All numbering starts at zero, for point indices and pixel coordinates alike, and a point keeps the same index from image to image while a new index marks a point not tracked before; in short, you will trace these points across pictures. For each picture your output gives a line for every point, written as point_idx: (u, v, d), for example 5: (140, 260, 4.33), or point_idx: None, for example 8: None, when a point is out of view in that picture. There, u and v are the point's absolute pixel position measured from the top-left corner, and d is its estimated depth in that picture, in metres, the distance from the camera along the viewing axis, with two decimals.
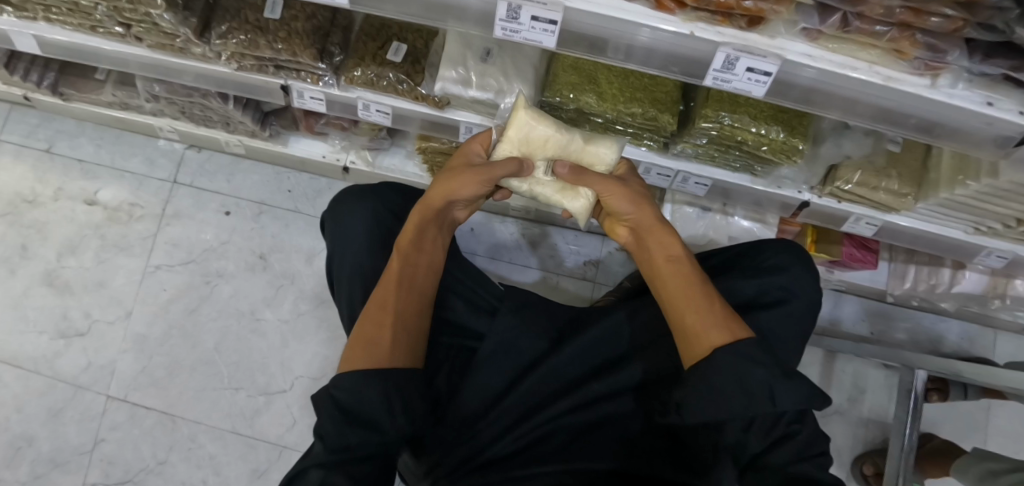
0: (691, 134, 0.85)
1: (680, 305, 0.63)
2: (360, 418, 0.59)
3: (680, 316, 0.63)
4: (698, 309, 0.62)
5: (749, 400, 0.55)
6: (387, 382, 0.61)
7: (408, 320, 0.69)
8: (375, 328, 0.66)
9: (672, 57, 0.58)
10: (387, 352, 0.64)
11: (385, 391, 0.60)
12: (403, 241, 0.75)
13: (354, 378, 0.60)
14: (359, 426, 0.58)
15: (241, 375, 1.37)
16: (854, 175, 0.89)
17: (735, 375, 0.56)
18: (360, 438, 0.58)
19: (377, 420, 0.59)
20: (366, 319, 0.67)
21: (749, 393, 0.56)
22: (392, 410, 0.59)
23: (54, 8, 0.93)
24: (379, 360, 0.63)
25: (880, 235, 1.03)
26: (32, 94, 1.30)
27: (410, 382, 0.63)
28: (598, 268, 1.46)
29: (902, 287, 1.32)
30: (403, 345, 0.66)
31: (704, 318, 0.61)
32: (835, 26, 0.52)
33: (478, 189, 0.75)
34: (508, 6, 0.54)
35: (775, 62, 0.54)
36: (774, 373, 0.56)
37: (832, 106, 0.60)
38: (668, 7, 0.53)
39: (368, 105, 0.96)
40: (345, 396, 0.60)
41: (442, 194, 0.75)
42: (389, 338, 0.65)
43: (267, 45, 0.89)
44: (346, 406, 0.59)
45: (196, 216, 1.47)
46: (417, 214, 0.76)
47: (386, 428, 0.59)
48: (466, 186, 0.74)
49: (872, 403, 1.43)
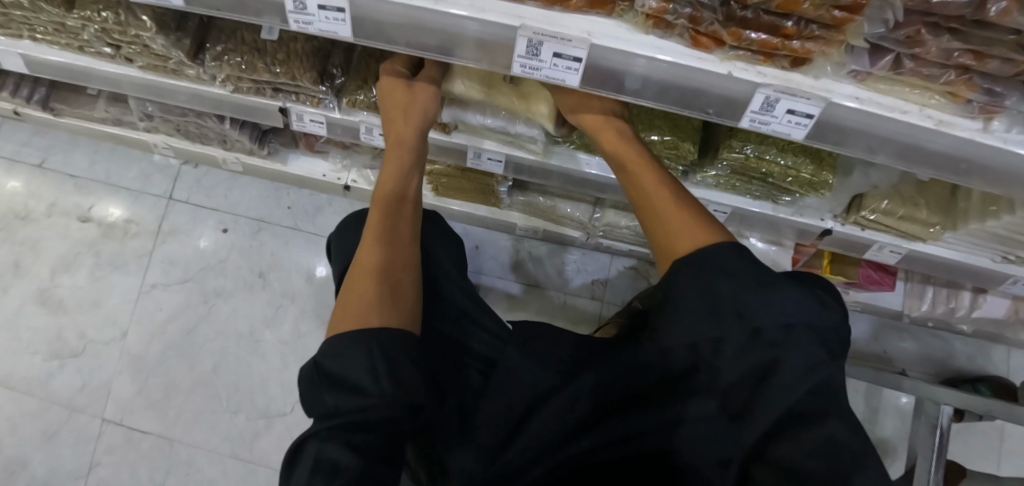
0: (712, 163, 0.81)
1: (664, 229, 0.62)
2: (344, 383, 0.53)
3: (662, 237, 0.62)
4: (680, 226, 0.61)
5: (721, 320, 0.52)
6: (372, 338, 0.55)
7: (394, 276, 0.64)
8: (363, 285, 0.61)
9: (710, 97, 0.52)
10: (374, 311, 0.58)
11: (367, 351, 0.54)
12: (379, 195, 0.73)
13: (338, 340, 0.55)
14: (343, 391, 0.52)
15: (240, 398, 1.32)
16: (880, 204, 0.84)
17: (700, 290, 0.54)
18: (342, 402, 0.51)
19: (359, 382, 0.52)
20: (352, 281, 0.63)
21: (716, 311, 0.53)
22: (375, 369, 0.52)
23: (39, 27, 0.88)
24: (368, 320, 0.57)
25: (906, 264, 0.97)
26: (22, 109, 1.25)
27: (400, 342, 0.56)
28: (606, 286, 1.42)
29: (919, 309, 1.25)
30: (391, 304, 0.60)
31: (691, 232, 0.60)
32: (886, 68, 0.48)
33: (431, 106, 0.78)
34: (528, 43, 0.49)
35: (819, 105, 0.49)
36: (745, 284, 0.53)
37: (880, 151, 0.54)
38: (705, 45, 0.48)
39: (371, 129, 0.92)
40: (328, 361, 0.54)
41: (399, 132, 0.77)
42: (374, 293, 0.60)
43: (265, 68, 0.84)
44: (331, 373, 0.53)
45: (193, 232, 1.43)
46: (390, 158, 0.76)
47: (370, 391, 0.51)
48: (420, 105, 0.77)
49: (887, 426, 1.39)
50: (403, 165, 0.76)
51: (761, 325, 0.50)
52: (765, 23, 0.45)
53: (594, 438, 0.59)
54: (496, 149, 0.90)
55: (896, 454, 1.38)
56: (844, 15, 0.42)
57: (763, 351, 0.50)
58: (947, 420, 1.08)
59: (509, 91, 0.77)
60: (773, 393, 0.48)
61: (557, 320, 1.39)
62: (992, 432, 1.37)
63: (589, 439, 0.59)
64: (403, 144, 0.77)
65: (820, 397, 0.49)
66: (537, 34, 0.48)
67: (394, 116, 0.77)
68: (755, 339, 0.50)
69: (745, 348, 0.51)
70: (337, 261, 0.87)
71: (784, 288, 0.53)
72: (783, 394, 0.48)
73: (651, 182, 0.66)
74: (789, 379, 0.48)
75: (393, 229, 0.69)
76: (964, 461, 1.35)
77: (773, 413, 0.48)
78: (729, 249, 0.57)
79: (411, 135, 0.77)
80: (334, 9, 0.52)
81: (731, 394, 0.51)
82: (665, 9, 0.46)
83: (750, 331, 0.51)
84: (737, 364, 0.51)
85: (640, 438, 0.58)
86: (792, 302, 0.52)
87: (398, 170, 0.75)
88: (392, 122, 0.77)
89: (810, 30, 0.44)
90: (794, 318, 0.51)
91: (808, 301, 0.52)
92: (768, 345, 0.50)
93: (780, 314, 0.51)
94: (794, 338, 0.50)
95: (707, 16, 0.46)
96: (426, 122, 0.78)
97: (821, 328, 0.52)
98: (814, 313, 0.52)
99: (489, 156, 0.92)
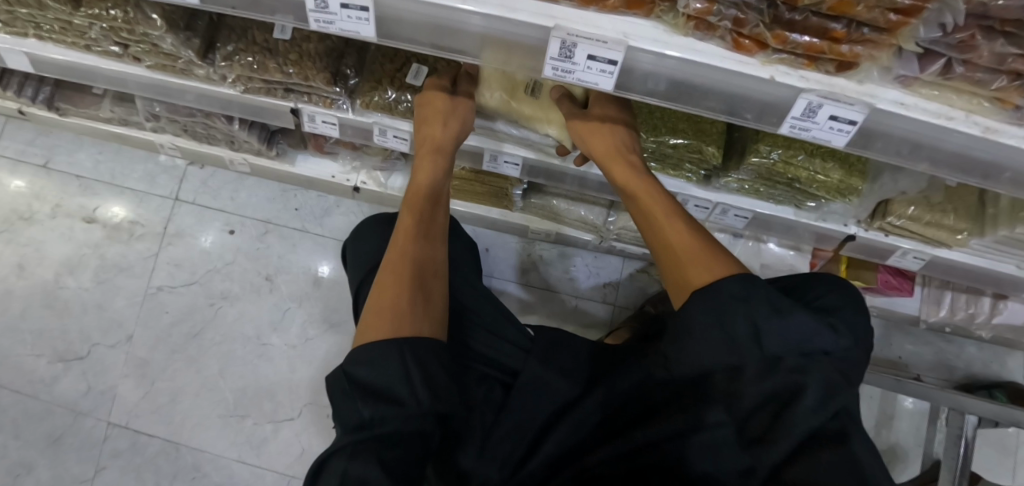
0: (737, 168, 0.78)
1: (674, 258, 0.58)
2: (374, 392, 0.51)
3: (673, 271, 0.57)
4: (692, 258, 0.56)
5: (736, 346, 0.50)
6: (405, 347, 0.53)
7: (425, 281, 0.62)
8: (394, 287, 0.60)
9: (747, 100, 0.49)
10: (403, 317, 0.57)
11: (401, 359, 0.52)
12: (413, 199, 0.72)
13: (368, 347, 0.53)
14: (375, 400, 0.50)
15: (247, 402, 1.31)
16: (907, 210, 0.82)
17: (714, 315, 0.51)
18: (376, 412, 0.49)
19: (393, 391, 0.51)
20: (380, 285, 0.61)
21: (728, 332, 0.50)
22: (411, 380, 0.51)
23: (45, 25, 0.86)
24: (399, 328, 0.56)
25: (929, 270, 0.95)
26: (27, 108, 1.23)
27: (432, 351, 0.55)
28: (618, 290, 1.40)
29: (937, 315, 1.22)
30: (421, 309, 0.59)
31: (704, 263, 0.55)
32: (936, 74, 0.46)
33: (465, 117, 0.75)
34: (561, 44, 0.47)
35: (863, 110, 0.46)
36: (765, 308, 0.49)
37: (924, 159, 0.52)
38: (748, 48, 0.46)
39: (385, 131, 0.89)
40: (358, 369, 0.52)
41: (434, 143, 0.75)
42: (406, 297, 0.59)
43: (277, 68, 0.82)
44: (363, 381, 0.52)
45: (199, 234, 1.41)
46: (427, 162, 0.75)
47: (406, 400, 0.50)
48: (461, 115, 0.75)
49: (902, 433, 1.37)
50: (438, 168, 0.75)
51: (780, 352, 0.48)
52: (813, 26, 0.42)
53: (610, 449, 0.59)
54: (515, 151, 0.87)
55: (911, 462, 1.35)
56: (898, 18, 0.39)
57: (784, 378, 0.47)
58: (971, 429, 1.09)
59: (530, 104, 0.76)
60: (794, 416, 0.46)
61: (568, 324, 1.37)
62: (1008, 439, 1.35)
63: (603, 451, 0.59)
64: (439, 149, 0.75)
65: (836, 417, 0.47)
66: (571, 35, 0.46)
67: (430, 123, 0.75)
68: (774, 366, 0.48)
69: (766, 373, 0.48)
70: (353, 267, 0.85)
71: (804, 314, 0.50)
72: (806, 416, 0.46)
73: (661, 213, 0.62)
74: (813, 398, 0.46)
75: (427, 233, 0.68)
76: (980, 468, 1.32)
77: (804, 428, 0.46)
78: (740, 281, 0.51)
79: (445, 140, 0.75)
80: (357, 8, 0.49)
81: (750, 418, 0.49)
82: (709, 10, 0.43)
83: (767, 358, 0.49)
84: (752, 393, 0.49)
85: (659, 446, 0.56)
86: (809, 327, 0.49)
87: (433, 173, 0.74)
88: (427, 126, 0.75)
89: (860, 32, 0.42)
90: (809, 342, 0.49)
91: (824, 326, 0.50)
92: (788, 372, 0.47)
93: (801, 340, 0.49)
94: (811, 365, 0.47)
95: (752, 18, 0.43)
96: (460, 132, 0.76)
97: (836, 352, 0.50)
98: (831, 339, 0.50)
99: (506, 160, 0.90)
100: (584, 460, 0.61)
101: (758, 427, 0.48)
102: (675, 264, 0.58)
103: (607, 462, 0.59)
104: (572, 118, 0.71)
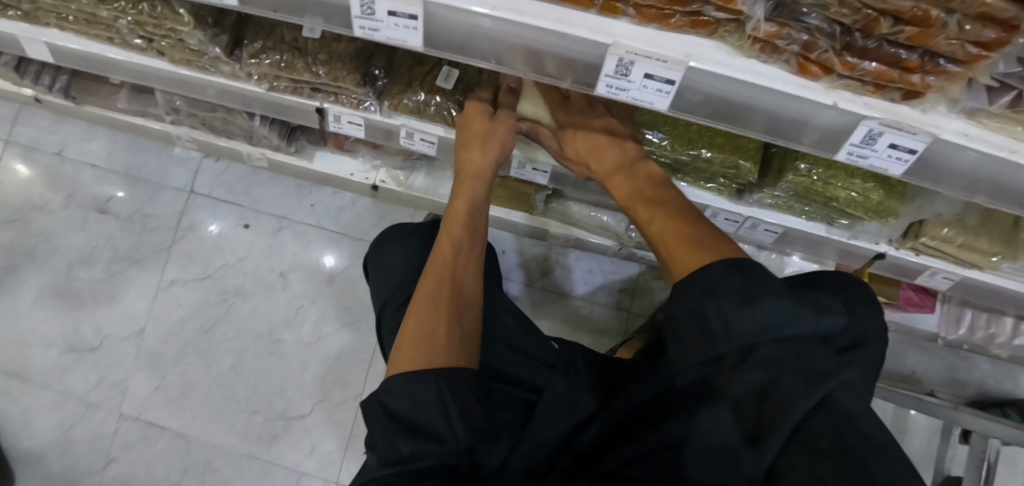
0: (772, 184, 0.77)
1: (669, 248, 0.57)
2: (413, 427, 0.52)
3: (672, 256, 0.55)
4: (683, 247, 0.55)
5: (712, 340, 0.45)
6: (441, 378, 0.55)
7: (461, 313, 0.64)
8: (428, 313, 0.62)
9: (805, 124, 0.49)
10: (438, 349, 0.58)
11: (437, 394, 0.53)
12: (453, 220, 0.74)
13: (404, 379, 0.54)
14: (414, 435, 0.51)
15: (259, 398, 1.30)
16: (941, 231, 0.80)
17: (693, 316, 0.47)
18: (417, 447, 0.50)
19: (433, 427, 0.51)
20: (416, 312, 0.63)
21: (704, 327, 0.46)
22: (447, 413, 0.52)
23: (68, 16, 0.84)
24: (434, 360, 0.57)
25: (955, 290, 0.93)
26: (42, 96, 1.22)
27: (466, 382, 0.56)
28: (633, 297, 1.39)
29: (956, 333, 1.21)
30: (457, 342, 0.60)
31: (697, 248, 0.53)
32: (1005, 106, 0.44)
33: (500, 151, 0.75)
34: (619, 61, 0.46)
35: (925, 140, 0.45)
36: (732, 299, 0.45)
37: (982, 189, 0.50)
38: (812, 72, 0.45)
39: (412, 133, 0.87)
40: (395, 402, 0.53)
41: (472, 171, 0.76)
42: (441, 331, 0.60)
43: (306, 68, 0.81)
44: (400, 414, 0.53)
45: (214, 228, 1.39)
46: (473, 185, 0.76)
47: (444, 435, 0.50)
48: (498, 135, 0.73)
49: (914, 448, 1.36)
50: (479, 191, 0.77)
51: (754, 339, 0.44)
52: (886, 55, 0.41)
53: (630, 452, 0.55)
54: (547, 160, 0.86)
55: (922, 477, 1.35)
56: (978, 51, 0.38)
57: (757, 370, 0.43)
58: (994, 453, 1.07)
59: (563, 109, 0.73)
60: (778, 406, 0.41)
61: (582, 330, 1.37)
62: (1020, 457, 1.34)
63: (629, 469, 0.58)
64: (477, 173, 0.76)
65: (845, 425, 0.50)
66: (630, 52, 0.45)
67: (470, 146, 0.74)
68: (748, 356, 0.44)
69: (742, 365, 0.45)
70: (376, 282, 0.85)
71: (781, 299, 0.44)
72: (789, 404, 0.41)
73: (655, 212, 0.62)
74: (798, 384, 0.41)
75: (465, 259, 0.71)
76: None
77: (795, 417, 0.40)
78: (730, 264, 0.48)
79: (483, 165, 0.76)
80: (406, 16, 0.48)
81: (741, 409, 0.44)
82: (779, 34, 0.42)
83: (742, 349, 0.45)
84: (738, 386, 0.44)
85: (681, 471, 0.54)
86: (784, 311, 0.43)
87: (472, 195, 0.76)
88: (466, 147, 0.75)
89: (935, 63, 0.40)
90: (785, 327, 0.43)
91: (805, 307, 0.44)
92: (762, 361, 0.43)
93: (768, 327, 0.43)
94: (787, 351, 0.43)
95: (823, 44, 0.42)
96: (499, 151, 0.75)
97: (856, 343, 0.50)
98: (814, 320, 0.44)
99: (535, 168, 0.88)
100: (600, 465, 0.57)
101: (751, 421, 0.44)
102: (672, 252, 0.56)
103: (629, 464, 0.54)
104: (567, 117, 0.72)
